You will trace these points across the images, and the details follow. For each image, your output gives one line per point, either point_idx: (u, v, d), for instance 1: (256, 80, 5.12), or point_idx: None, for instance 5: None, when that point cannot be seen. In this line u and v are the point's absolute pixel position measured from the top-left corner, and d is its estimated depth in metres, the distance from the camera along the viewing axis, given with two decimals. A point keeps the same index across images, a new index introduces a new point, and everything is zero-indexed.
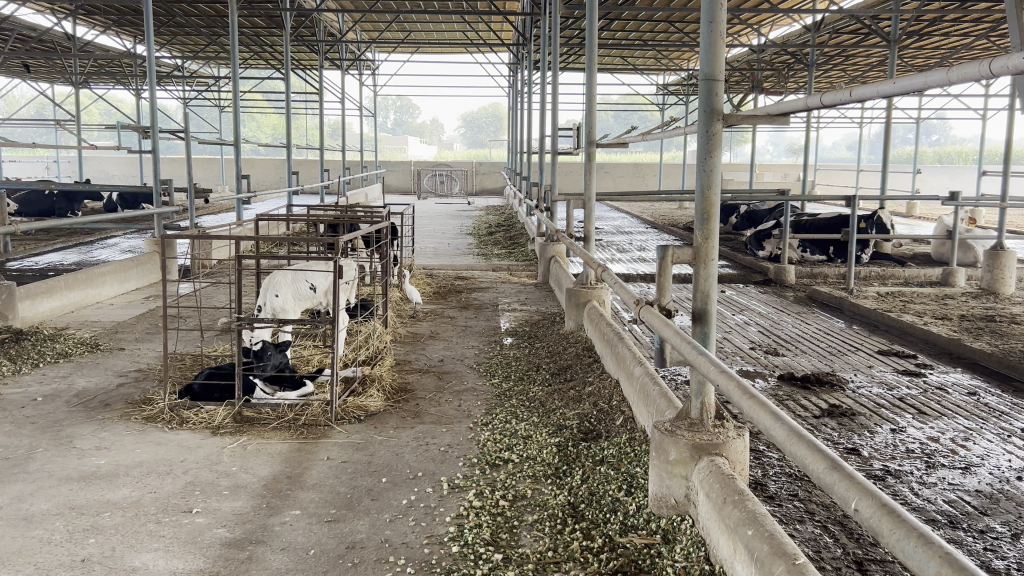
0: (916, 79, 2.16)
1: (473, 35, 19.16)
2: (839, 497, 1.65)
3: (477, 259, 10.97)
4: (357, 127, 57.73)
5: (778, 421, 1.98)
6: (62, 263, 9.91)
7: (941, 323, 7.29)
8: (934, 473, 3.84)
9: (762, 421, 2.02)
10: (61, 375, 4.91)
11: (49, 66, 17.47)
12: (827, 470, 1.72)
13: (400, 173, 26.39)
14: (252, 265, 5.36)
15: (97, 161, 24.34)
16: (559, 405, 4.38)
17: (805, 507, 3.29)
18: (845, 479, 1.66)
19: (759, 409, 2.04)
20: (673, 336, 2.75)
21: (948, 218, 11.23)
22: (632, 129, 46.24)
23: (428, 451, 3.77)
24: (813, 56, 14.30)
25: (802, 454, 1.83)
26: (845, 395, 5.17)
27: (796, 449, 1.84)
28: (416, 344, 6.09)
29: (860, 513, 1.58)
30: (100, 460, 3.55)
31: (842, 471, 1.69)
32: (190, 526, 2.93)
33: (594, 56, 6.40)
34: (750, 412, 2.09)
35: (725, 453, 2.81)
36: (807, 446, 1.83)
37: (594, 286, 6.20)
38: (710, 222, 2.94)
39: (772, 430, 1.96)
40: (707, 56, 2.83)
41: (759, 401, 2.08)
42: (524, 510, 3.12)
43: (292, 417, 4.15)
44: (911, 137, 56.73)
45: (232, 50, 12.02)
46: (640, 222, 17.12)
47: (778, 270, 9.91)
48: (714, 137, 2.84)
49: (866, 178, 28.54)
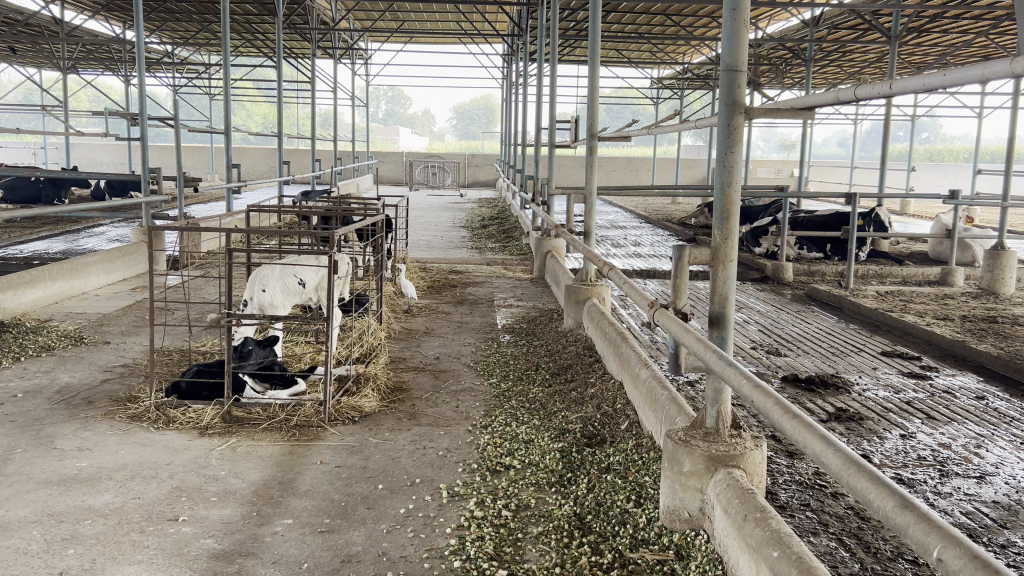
0: (971, 70, 1.96)
1: (468, 26, 18.99)
2: (913, 539, 1.43)
3: (471, 253, 10.80)
4: (349, 117, 57.42)
5: (826, 444, 1.75)
6: (48, 252, 9.69)
7: (944, 324, 7.16)
8: (949, 482, 3.71)
9: (806, 442, 1.80)
10: (43, 370, 4.72)
11: (37, 50, 17.14)
12: (896, 508, 1.50)
13: (392, 164, 26.16)
14: (243, 256, 5.15)
15: (86, 148, 24.04)
16: (560, 407, 4.23)
17: (819, 518, 3.15)
18: (919, 521, 1.42)
19: (803, 430, 1.82)
20: (693, 341, 2.57)
21: (946, 216, 11.11)
22: (626, 123, 46.15)
23: (426, 456, 3.62)
24: (811, 52, 14.17)
25: (861, 487, 1.61)
26: (851, 398, 5.05)
27: (852, 479, 1.61)
28: (411, 340, 5.92)
29: (940, 563, 1.36)
30: (81, 462, 3.37)
31: (914, 509, 1.45)
32: (176, 536, 2.76)
33: (597, 44, 6.19)
34: (791, 432, 1.86)
35: (743, 465, 2.67)
36: (864, 476, 1.61)
37: (594, 283, 6.05)
38: (730, 221, 2.79)
39: (823, 456, 1.73)
40: (730, 44, 2.67)
41: (804, 422, 1.85)
42: (529, 521, 2.97)
43: (284, 417, 3.98)
44: (904, 134, 56.96)
45: (224, 36, 11.70)
46: (634, 217, 16.98)
47: (775, 268, 9.78)
48: (735, 132, 2.69)
49: (861, 174, 28.57)
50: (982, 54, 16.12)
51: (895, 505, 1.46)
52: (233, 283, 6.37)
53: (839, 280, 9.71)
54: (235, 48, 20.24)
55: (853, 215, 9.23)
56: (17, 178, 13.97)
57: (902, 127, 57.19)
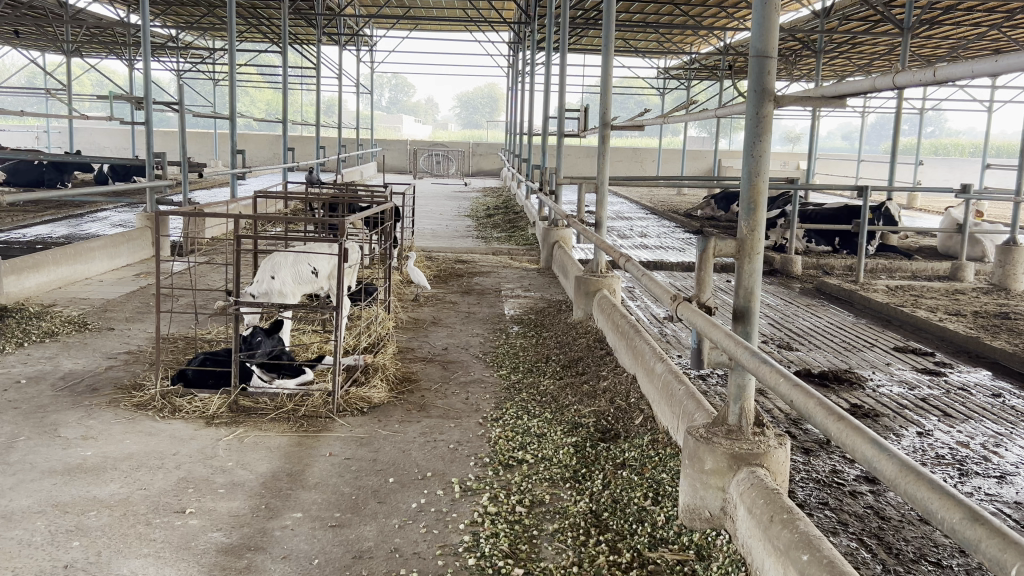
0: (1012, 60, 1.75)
1: (474, 14, 18.86)
2: (982, 554, 1.33)
3: (477, 242, 10.71)
4: (352, 105, 57.28)
5: (878, 448, 1.66)
6: (51, 236, 9.61)
7: (958, 319, 7.07)
8: (969, 482, 3.62)
9: (856, 446, 1.71)
10: (47, 356, 4.64)
11: (40, 32, 16.97)
12: (964, 521, 1.40)
13: (396, 152, 26.03)
14: (251, 243, 5.08)
15: (88, 132, 23.96)
16: (573, 401, 4.16)
17: (837, 517, 3.07)
18: (994, 537, 1.32)
19: (852, 435, 1.73)
20: (721, 336, 2.48)
21: (957, 210, 10.97)
22: (632, 113, 46.07)
23: (437, 449, 3.54)
24: (822, 43, 14.06)
25: (920, 496, 1.51)
26: (865, 394, 4.95)
27: (910, 487, 1.52)
28: (419, 330, 5.84)
29: None
30: (86, 451, 3.30)
31: (986, 523, 1.36)
32: (183, 529, 2.69)
33: (612, 32, 6.03)
34: (838, 436, 1.77)
35: (767, 463, 2.60)
36: (923, 484, 1.52)
37: (604, 275, 5.95)
38: (757, 212, 2.71)
39: (877, 462, 1.64)
40: (760, 32, 2.59)
41: (852, 424, 1.75)
42: (544, 518, 2.90)
43: (292, 407, 3.90)
44: (910, 128, 56.89)
45: (229, 20, 11.18)
46: (640, 208, 16.86)
47: (783, 261, 9.62)
48: (764, 121, 2.60)
49: (867, 168, 28.52)
50: (994, 48, 15.96)
51: (964, 517, 1.37)
52: (238, 269, 6.28)
53: (849, 274, 9.60)
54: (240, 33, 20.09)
55: (864, 208, 9.05)
56: (21, 161, 13.93)
57: (909, 121, 57.09)
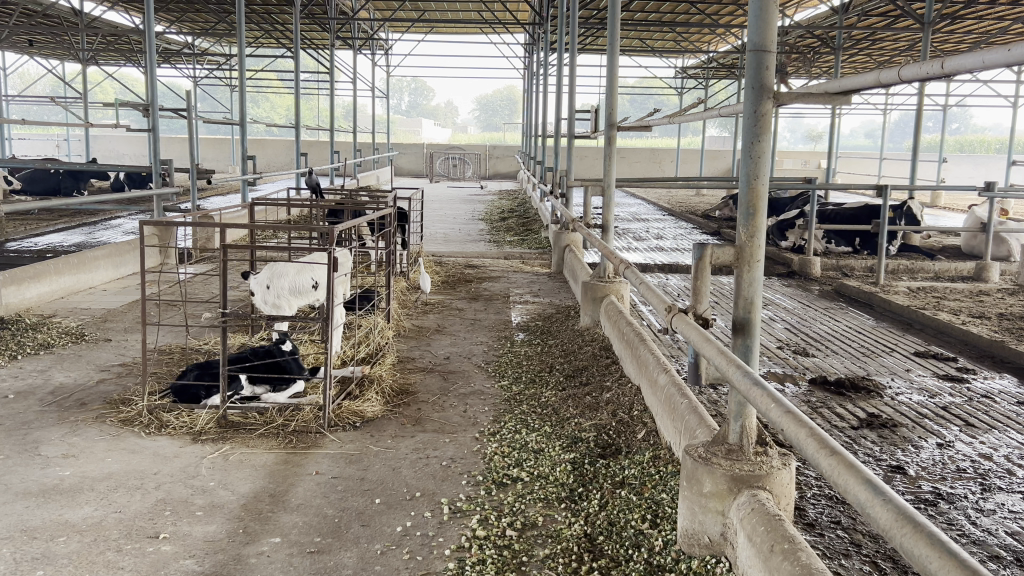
0: None
1: (488, 16, 18.74)
2: None
3: (489, 246, 10.57)
4: (372, 109, 57.59)
5: (873, 492, 1.52)
6: (61, 245, 9.57)
7: (980, 322, 6.80)
8: (992, 498, 3.38)
9: (848, 486, 1.58)
10: (39, 370, 4.56)
11: (56, 41, 17.06)
12: None
13: (412, 156, 25.98)
14: (248, 252, 4.96)
15: (108, 140, 24.14)
16: (574, 413, 4.00)
17: (850, 538, 2.88)
18: None
19: (845, 473, 1.59)
20: (715, 353, 2.33)
21: (980, 209, 10.63)
22: (649, 112, 45.80)
23: (429, 466, 3.39)
24: (841, 39, 13.79)
25: (917, 549, 1.36)
26: (883, 403, 4.74)
27: (905, 540, 1.39)
28: (421, 339, 5.70)
29: None
30: (64, 471, 3.19)
31: None
32: (154, 556, 2.57)
33: (616, 29, 5.87)
34: (831, 473, 1.63)
35: (769, 486, 2.43)
36: (921, 536, 1.38)
37: (611, 280, 5.76)
38: (756, 217, 2.54)
39: (870, 508, 1.50)
40: (757, 26, 2.42)
41: (845, 460, 1.61)
42: (535, 542, 2.75)
43: (282, 423, 3.77)
44: (933, 123, 55.84)
45: (239, 26, 10.83)
46: (657, 209, 16.61)
47: (801, 262, 9.39)
48: (763, 119, 2.43)
49: (889, 167, 28.12)
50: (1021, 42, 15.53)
51: None
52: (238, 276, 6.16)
53: (869, 274, 9.34)
54: (254, 39, 20.08)
55: (884, 208, 8.78)
56: (37, 170, 14.02)
57: (931, 118, 56.28)
